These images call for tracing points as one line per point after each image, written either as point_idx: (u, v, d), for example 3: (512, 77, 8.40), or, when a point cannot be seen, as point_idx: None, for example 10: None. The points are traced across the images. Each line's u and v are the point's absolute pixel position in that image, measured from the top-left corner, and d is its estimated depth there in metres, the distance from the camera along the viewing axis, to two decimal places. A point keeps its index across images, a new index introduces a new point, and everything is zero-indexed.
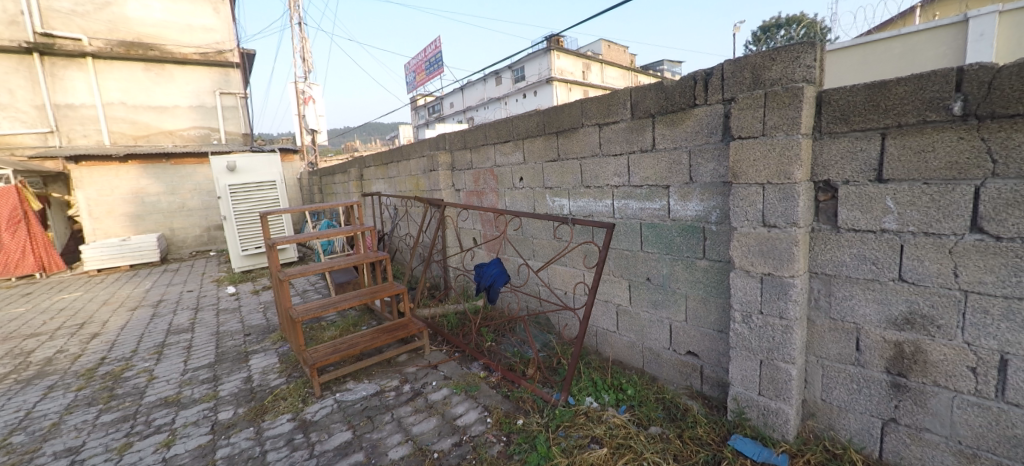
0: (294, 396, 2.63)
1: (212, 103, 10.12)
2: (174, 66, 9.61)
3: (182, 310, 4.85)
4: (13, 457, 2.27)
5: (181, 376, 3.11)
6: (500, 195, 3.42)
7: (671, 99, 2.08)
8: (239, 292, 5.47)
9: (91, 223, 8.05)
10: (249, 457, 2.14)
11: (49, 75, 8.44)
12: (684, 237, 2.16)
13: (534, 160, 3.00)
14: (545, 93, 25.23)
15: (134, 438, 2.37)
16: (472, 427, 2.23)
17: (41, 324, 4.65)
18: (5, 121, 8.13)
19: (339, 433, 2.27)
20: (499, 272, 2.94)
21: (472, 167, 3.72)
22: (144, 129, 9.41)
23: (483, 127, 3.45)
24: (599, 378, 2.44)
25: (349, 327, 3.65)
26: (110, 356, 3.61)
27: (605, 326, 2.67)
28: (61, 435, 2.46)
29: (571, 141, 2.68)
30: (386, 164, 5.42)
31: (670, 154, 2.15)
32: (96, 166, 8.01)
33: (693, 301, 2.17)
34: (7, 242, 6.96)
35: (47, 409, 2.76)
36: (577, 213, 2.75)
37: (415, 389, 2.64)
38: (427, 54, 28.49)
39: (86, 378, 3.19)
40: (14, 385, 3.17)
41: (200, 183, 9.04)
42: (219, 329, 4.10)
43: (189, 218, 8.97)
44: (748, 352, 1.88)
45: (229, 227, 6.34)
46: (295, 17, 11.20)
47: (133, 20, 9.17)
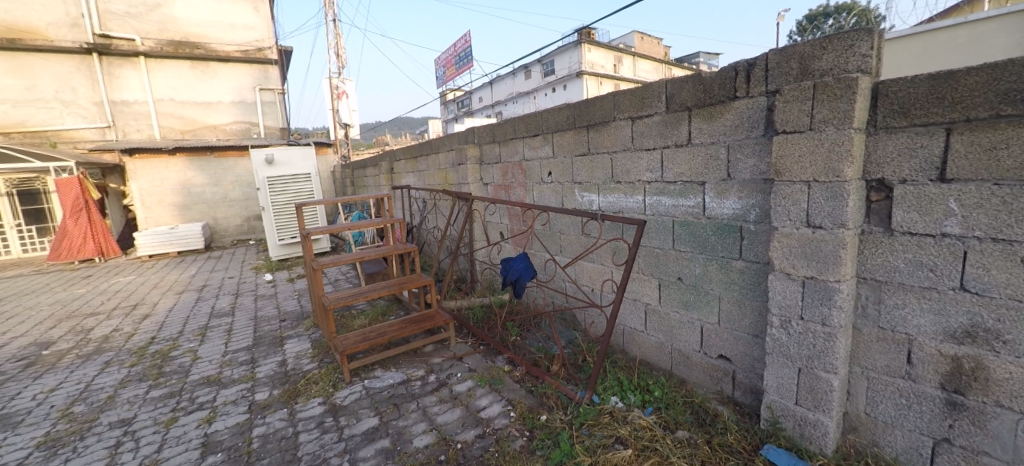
0: (324, 381, 2.71)
1: (252, 99, 10.53)
2: (218, 64, 10.05)
3: (224, 296, 5.09)
4: (73, 425, 2.45)
5: (222, 357, 3.27)
6: (528, 189, 3.39)
7: (709, 91, 1.99)
8: (276, 280, 5.69)
9: (143, 211, 8.57)
10: (283, 436, 2.22)
11: (107, 73, 9.01)
12: (720, 236, 2.07)
13: (564, 154, 2.95)
14: (574, 87, 24.87)
15: (179, 413, 2.51)
16: (495, 420, 2.23)
17: (100, 304, 4.99)
18: (69, 117, 8.76)
19: (367, 418, 2.31)
20: (525, 266, 2.90)
21: (500, 161, 3.70)
22: (191, 124, 9.90)
23: (513, 120, 3.41)
24: (626, 377, 2.38)
25: (377, 317, 3.73)
26: (159, 336, 3.83)
27: (633, 325, 2.60)
28: (116, 407, 2.63)
29: (602, 134, 2.62)
30: (416, 158, 5.48)
31: (707, 148, 2.06)
32: (148, 159, 8.50)
33: (727, 303, 2.08)
34: (70, 227, 7.52)
35: (104, 383, 2.97)
36: (606, 208, 2.68)
37: (440, 379, 2.67)
38: (457, 49, 28.76)
39: (138, 356, 3.40)
40: (76, 359, 3.43)
41: (241, 175, 9.46)
42: (257, 314, 4.28)
43: (231, 209, 9.40)
44: (785, 359, 1.79)
45: (267, 217, 6.60)
46: (330, 14, 11.47)
47: (181, 21, 9.64)
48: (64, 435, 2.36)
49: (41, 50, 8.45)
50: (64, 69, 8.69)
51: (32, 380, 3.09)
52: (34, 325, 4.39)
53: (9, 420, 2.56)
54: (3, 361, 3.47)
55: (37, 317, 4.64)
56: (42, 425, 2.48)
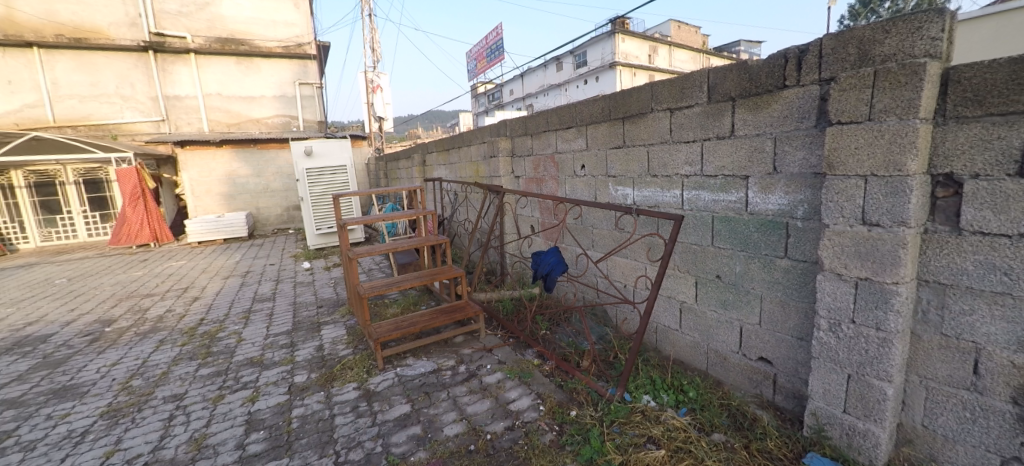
0: (359, 367, 2.79)
1: (292, 93, 10.91)
2: (261, 60, 10.46)
3: (266, 281, 5.34)
4: (132, 398, 2.64)
5: (264, 340, 3.42)
6: (561, 182, 3.35)
7: (756, 80, 1.89)
8: (313, 268, 5.91)
9: (193, 200, 9.08)
10: (320, 418, 2.30)
11: (161, 70, 9.55)
12: (764, 233, 1.97)
13: (598, 147, 2.89)
14: (607, 79, 24.40)
15: (225, 391, 2.65)
16: (525, 413, 2.23)
17: (154, 286, 5.34)
18: (128, 111, 9.35)
19: (399, 405, 2.37)
20: (557, 260, 2.87)
21: (532, 154, 3.67)
22: (236, 117, 10.37)
23: (546, 113, 3.37)
24: (659, 376, 2.33)
25: (409, 306, 3.81)
26: (207, 318, 4.06)
27: (667, 324, 2.53)
28: (169, 383, 2.81)
29: (638, 126, 2.54)
30: (448, 150, 5.53)
31: (752, 140, 1.96)
32: (197, 151, 8.98)
33: (770, 303, 1.98)
34: (129, 215, 8.06)
35: (159, 359, 3.17)
36: (641, 203, 2.61)
37: (471, 370, 2.69)
38: (489, 42, 28.76)
39: (188, 336, 3.62)
40: (134, 337, 3.68)
41: (282, 167, 9.85)
42: (296, 300, 4.46)
43: (272, 199, 9.81)
44: (833, 364, 1.69)
45: (306, 207, 6.85)
46: (366, 8, 11.70)
47: (228, 18, 10.08)
48: (124, 406, 2.54)
49: (103, 48, 9.04)
50: (124, 67, 9.27)
51: (96, 354, 3.35)
52: (99, 303, 4.75)
53: (77, 390, 2.79)
54: (72, 336, 3.78)
55: (101, 296, 5.02)
56: (105, 396, 2.69)
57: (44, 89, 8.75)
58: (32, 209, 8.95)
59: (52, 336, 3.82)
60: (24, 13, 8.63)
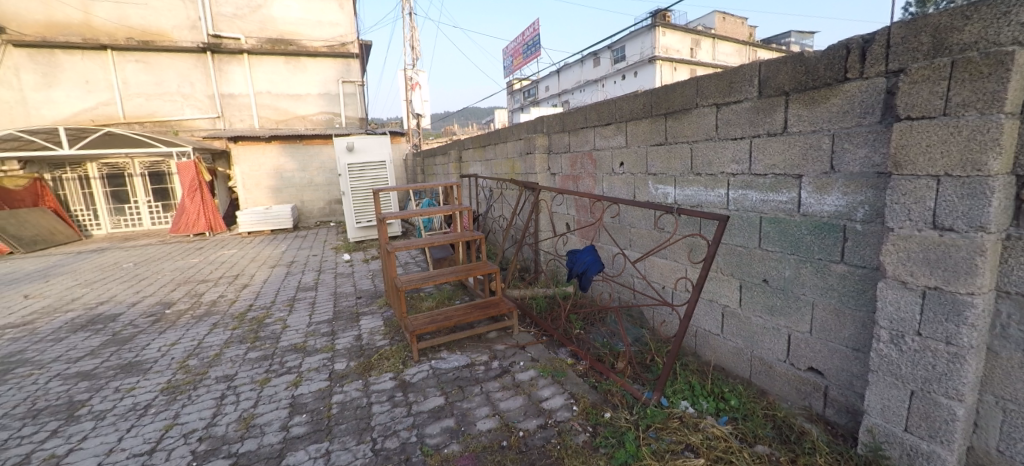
0: (395, 357, 2.86)
1: (336, 91, 11.31)
2: (308, 59, 10.90)
3: (309, 272, 5.59)
4: (189, 376, 2.83)
5: (307, 328, 3.58)
6: (598, 180, 3.29)
7: (812, 73, 1.78)
8: (353, 259, 6.13)
9: (244, 193, 9.61)
10: (358, 405, 2.38)
11: (217, 69, 10.15)
12: (817, 236, 1.85)
13: (637, 144, 2.82)
14: (645, 74, 23.71)
15: (271, 374, 2.80)
16: (558, 412, 2.21)
17: (209, 273, 5.71)
18: (188, 109, 10.04)
19: (433, 397, 2.41)
20: (593, 259, 2.81)
21: (569, 151, 3.62)
22: (284, 115, 10.88)
23: (584, 109, 3.31)
24: (698, 382, 2.25)
25: (444, 300, 3.87)
26: (255, 304, 4.30)
27: (707, 328, 2.44)
28: (222, 364, 2.99)
29: (681, 123, 2.45)
30: (484, 146, 5.56)
31: (806, 137, 1.84)
32: (248, 146, 9.48)
33: (822, 311, 1.87)
34: (188, 206, 8.67)
35: (212, 341, 3.39)
36: (683, 202, 2.53)
37: (503, 366, 2.70)
38: (525, 38, 28.69)
39: (239, 320, 3.84)
40: (191, 319, 3.95)
41: (325, 162, 10.25)
42: (336, 290, 4.64)
43: (315, 193, 10.23)
44: (894, 379, 1.57)
45: (347, 201, 7.10)
46: (407, 7, 11.93)
47: (278, 20, 10.57)
48: (182, 383, 2.73)
49: (167, 50, 9.70)
50: (185, 67, 9.92)
51: (158, 334, 3.62)
52: (160, 287, 5.13)
53: (141, 367, 3.02)
54: (137, 316, 4.10)
55: (162, 281, 5.42)
56: (165, 373, 2.90)
57: (116, 88, 9.50)
58: (104, 199, 9.77)
59: (120, 315, 4.16)
60: (100, 18, 9.39)
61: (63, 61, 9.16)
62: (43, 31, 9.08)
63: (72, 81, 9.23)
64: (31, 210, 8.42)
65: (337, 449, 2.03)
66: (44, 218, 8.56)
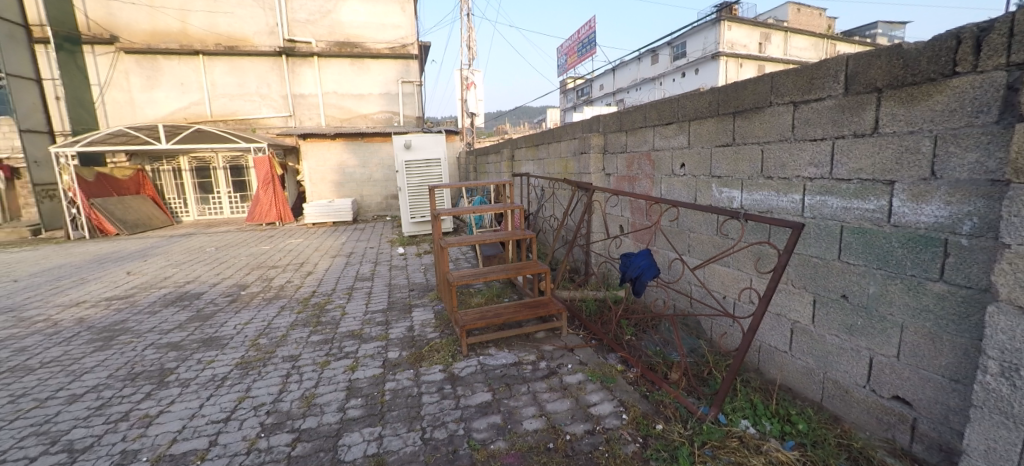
0: (445, 350, 2.93)
1: (396, 90, 11.77)
2: (371, 60, 11.43)
3: (366, 263, 5.87)
4: (259, 353, 3.07)
5: (363, 316, 3.76)
6: (656, 182, 3.16)
7: (911, 67, 1.59)
8: (407, 253, 6.36)
9: (311, 186, 10.29)
10: (409, 394, 2.46)
11: (291, 71, 10.93)
12: (911, 250, 1.65)
13: (701, 144, 2.67)
14: (707, 71, 22.55)
15: (331, 358, 2.96)
16: (606, 419, 2.15)
17: (278, 259, 6.17)
18: (265, 108, 10.91)
19: (480, 393, 2.44)
20: (648, 264, 2.68)
21: (626, 150, 3.51)
22: (348, 113, 11.50)
23: (644, 107, 3.19)
24: (760, 402, 2.11)
25: (493, 297, 3.92)
26: (318, 290, 4.58)
27: (773, 344, 2.27)
28: (288, 344, 3.21)
29: (752, 122, 2.29)
30: (537, 145, 5.53)
31: (902, 139, 1.65)
32: (316, 143, 10.13)
33: (914, 335, 1.67)
34: (262, 198, 9.43)
35: (280, 323, 3.65)
36: (750, 207, 2.36)
37: (551, 367, 2.68)
38: (580, 36, 28.33)
39: (303, 305, 4.11)
40: (262, 301, 4.28)
41: (384, 159, 10.73)
42: (391, 282, 4.84)
43: (374, 188, 10.73)
44: (1004, 418, 1.37)
45: (403, 196, 7.38)
46: (465, 8, 12.16)
47: (345, 24, 11.19)
48: (254, 360, 2.97)
49: (250, 54, 10.59)
50: (263, 69, 10.77)
51: (234, 313, 3.97)
52: (237, 270, 5.61)
53: (219, 342, 3.31)
54: (217, 296, 4.51)
55: (238, 265, 5.93)
56: (239, 349, 3.16)
57: (206, 90, 10.52)
58: (192, 188, 10.86)
59: (203, 294, 4.60)
60: (194, 27, 10.39)
61: (163, 66, 10.26)
62: (148, 39, 10.19)
63: (169, 82, 10.32)
64: (134, 198, 9.59)
65: (388, 435, 2.11)
66: (144, 205, 9.71)
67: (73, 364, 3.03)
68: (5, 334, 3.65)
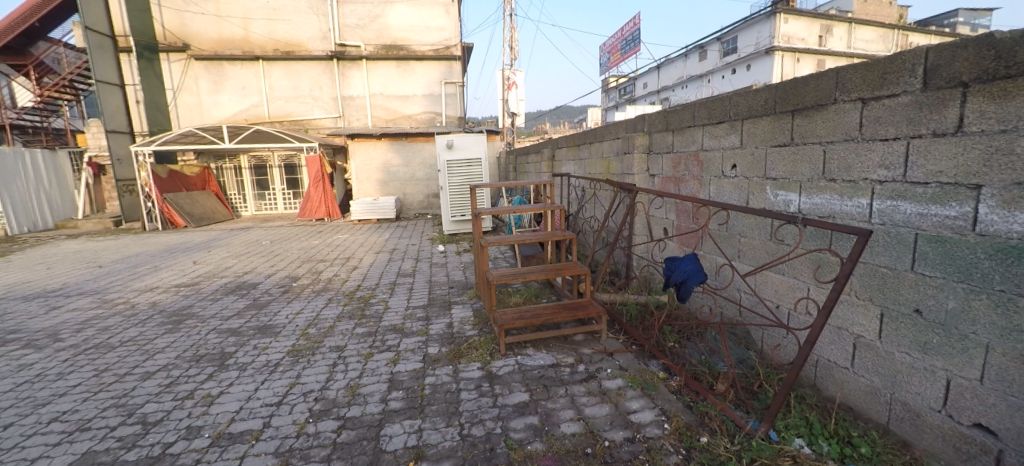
0: (483, 348, 2.96)
1: (439, 91, 12.01)
2: (416, 62, 11.73)
3: (408, 259, 6.04)
4: (308, 343, 3.23)
5: (405, 311, 3.87)
6: (704, 183, 3.04)
7: (1005, 58, 1.43)
8: (447, 251, 6.49)
9: (358, 185, 10.72)
10: (448, 389, 2.50)
11: (342, 74, 11.43)
12: (1000, 263, 1.48)
13: (755, 144, 2.54)
14: (761, 67, 21.43)
15: (374, 350, 3.07)
16: (647, 427, 2.09)
17: (326, 254, 6.47)
18: (317, 109, 11.48)
19: (518, 392, 2.44)
20: (695, 269, 2.57)
21: (672, 151, 3.40)
22: (393, 114, 11.87)
23: (693, 106, 3.07)
24: (817, 420, 1.97)
25: (531, 298, 3.91)
26: (363, 284, 4.76)
27: (832, 359, 2.11)
28: (335, 335, 3.35)
29: (813, 121, 2.15)
30: (579, 145, 5.47)
31: (991, 139, 1.49)
32: (363, 142, 10.54)
33: (1002, 357, 1.50)
34: (312, 194, 9.94)
35: (328, 314, 3.83)
36: (809, 212, 2.22)
37: (590, 371, 2.63)
38: (624, 34, 27.76)
39: (349, 298, 4.29)
40: (312, 293, 4.51)
41: (426, 158, 10.99)
42: (431, 279, 4.95)
43: (416, 186, 11.01)
44: None
45: (444, 195, 7.53)
46: (508, 9, 12.21)
47: (392, 27, 11.55)
48: (304, 348, 3.13)
49: (304, 58, 11.18)
50: (316, 72, 11.33)
51: (287, 303, 4.21)
52: (289, 263, 5.94)
53: (273, 329, 3.52)
54: (272, 286, 4.79)
55: (290, 258, 6.27)
56: (291, 337, 3.34)
57: (265, 93, 11.21)
58: (251, 185, 11.61)
59: (259, 284, 4.91)
60: (255, 34, 11.11)
61: (228, 71, 11.03)
62: (215, 46, 10.99)
63: (233, 86, 11.08)
64: (201, 193, 10.39)
65: (428, 428, 2.15)
66: (209, 200, 10.50)
67: (147, 344, 3.32)
68: (92, 314, 4.06)
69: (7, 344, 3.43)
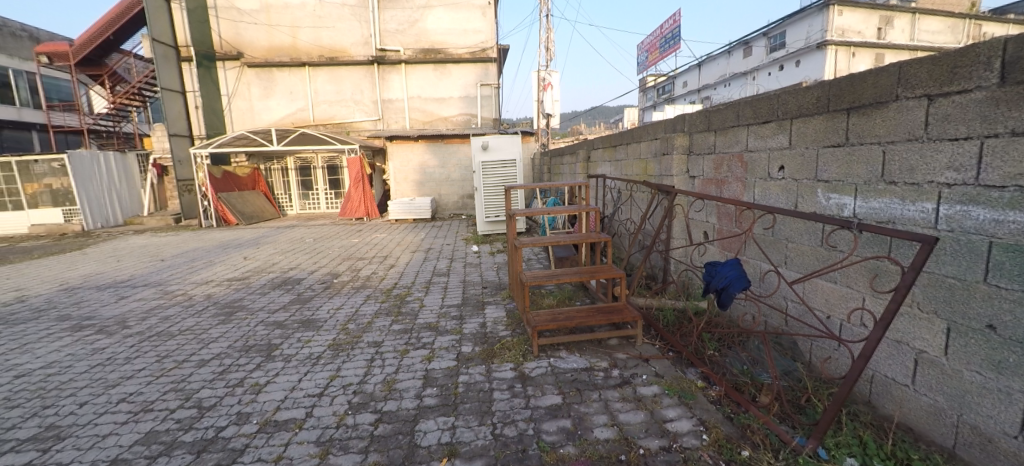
0: (516, 349, 2.97)
1: (475, 94, 12.13)
2: (452, 65, 11.92)
3: (443, 259, 6.15)
4: (347, 338, 3.35)
5: (440, 309, 3.95)
6: (748, 186, 2.91)
7: None
8: (481, 251, 6.56)
9: (395, 185, 11.03)
10: (481, 389, 2.53)
11: (382, 78, 11.80)
12: None
13: (805, 145, 2.41)
14: (811, 63, 20.27)
15: (410, 347, 3.14)
16: (684, 437, 2.02)
17: (365, 252, 6.69)
18: (358, 113, 11.91)
19: (551, 394, 2.43)
20: (737, 274, 2.46)
21: (714, 151, 3.29)
22: (430, 116, 12.12)
23: (737, 105, 2.95)
24: (872, 439, 1.85)
25: (564, 300, 3.88)
26: (399, 282, 4.90)
27: (890, 375, 1.97)
28: (372, 331, 3.46)
29: (871, 119, 2.01)
30: (615, 146, 5.38)
31: None
32: (401, 144, 10.83)
33: None
34: (353, 194, 10.33)
35: (367, 310, 3.96)
36: (866, 217, 2.08)
37: (624, 376, 2.58)
38: (663, 31, 27.07)
39: (386, 295, 4.43)
40: (351, 289, 4.68)
41: (462, 159, 11.13)
42: (465, 278, 5.02)
43: (452, 187, 11.18)
44: None
45: (479, 196, 7.61)
46: (544, 9, 12.17)
47: (430, 32, 11.80)
48: (344, 343, 3.25)
49: (347, 64, 11.62)
50: (358, 77, 11.75)
51: (329, 298, 4.39)
52: (331, 260, 6.19)
53: (316, 324, 3.68)
54: (314, 282, 5.01)
55: (332, 255, 6.54)
56: (332, 331, 3.49)
57: (311, 97, 11.74)
58: (296, 185, 12.19)
59: (303, 279, 5.15)
60: (303, 41, 11.66)
61: (277, 77, 11.63)
62: (266, 54, 11.62)
63: (282, 91, 11.68)
64: (251, 193, 11.03)
65: (461, 426, 2.18)
66: (258, 199, 11.12)
67: (203, 333, 3.56)
68: (155, 303, 4.40)
69: (83, 329, 3.78)
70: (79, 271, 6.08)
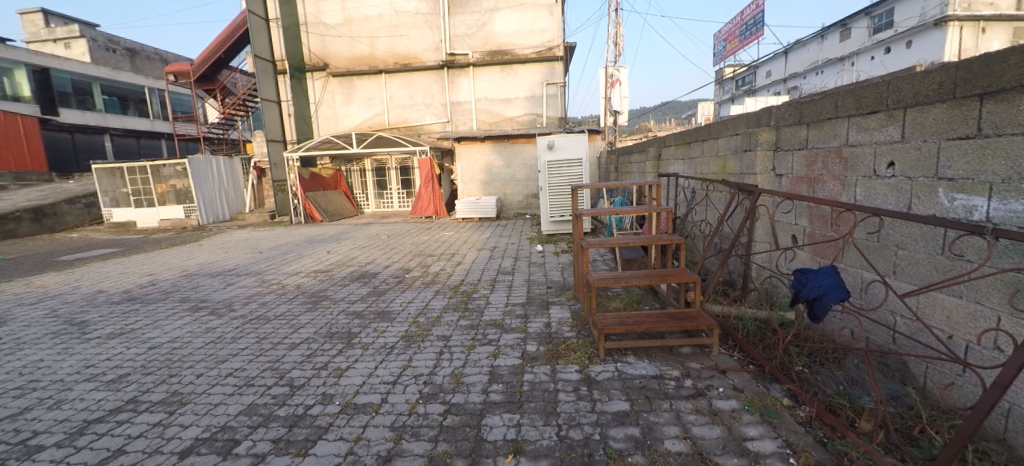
0: (582, 351, 2.92)
1: (540, 93, 12.10)
2: (519, 66, 12.01)
3: (507, 257, 6.23)
4: (417, 330, 3.51)
5: (504, 307, 4.00)
6: (848, 184, 2.61)
7: None
8: (545, 251, 6.54)
9: (462, 185, 11.39)
10: (546, 388, 2.52)
11: (451, 82, 12.23)
12: None
13: (922, 137, 2.10)
14: (924, 45, 17.67)
15: (476, 342, 3.22)
16: (767, 459, 1.86)
17: (434, 249, 6.98)
18: (429, 116, 12.48)
19: (618, 400, 2.35)
20: (833, 283, 2.20)
21: (806, 147, 2.99)
22: (496, 117, 12.34)
23: (836, 94, 2.65)
24: None
25: (632, 304, 3.75)
26: (465, 280, 5.04)
27: None
28: (441, 326, 3.60)
29: (1014, 106, 1.69)
30: (689, 143, 5.10)
31: None
32: (468, 145, 11.15)
33: None
34: (423, 193, 10.82)
35: (435, 305, 4.13)
36: (1005, 222, 1.76)
37: (698, 388, 2.43)
38: (744, 18, 25.09)
39: (454, 291, 4.57)
40: (421, 284, 4.91)
41: (526, 159, 11.19)
42: (529, 278, 5.03)
43: (517, 187, 11.30)
44: None
45: (544, 195, 7.60)
46: (613, 3, 11.79)
47: (498, 33, 11.99)
48: (415, 335, 3.42)
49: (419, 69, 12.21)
50: (429, 81, 12.30)
51: (401, 292, 4.63)
52: (402, 256, 6.54)
53: (389, 316, 3.90)
54: (388, 277, 5.32)
55: (404, 251, 6.90)
56: (404, 324, 3.68)
57: (386, 102, 12.50)
58: (372, 185, 13.02)
59: (378, 274, 5.48)
60: (380, 50, 12.43)
61: (358, 85, 12.53)
62: (348, 64, 12.55)
63: (361, 97, 12.56)
64: (333, 193, 12.00)
65: (526, 424, 2.19)
66: (339, 199, 12.07)
67: (294, 319, 3.93)
68: (255, 291, 4.95)
69: (200, 310, 4.35)
70: (196, 260, 7.02)
